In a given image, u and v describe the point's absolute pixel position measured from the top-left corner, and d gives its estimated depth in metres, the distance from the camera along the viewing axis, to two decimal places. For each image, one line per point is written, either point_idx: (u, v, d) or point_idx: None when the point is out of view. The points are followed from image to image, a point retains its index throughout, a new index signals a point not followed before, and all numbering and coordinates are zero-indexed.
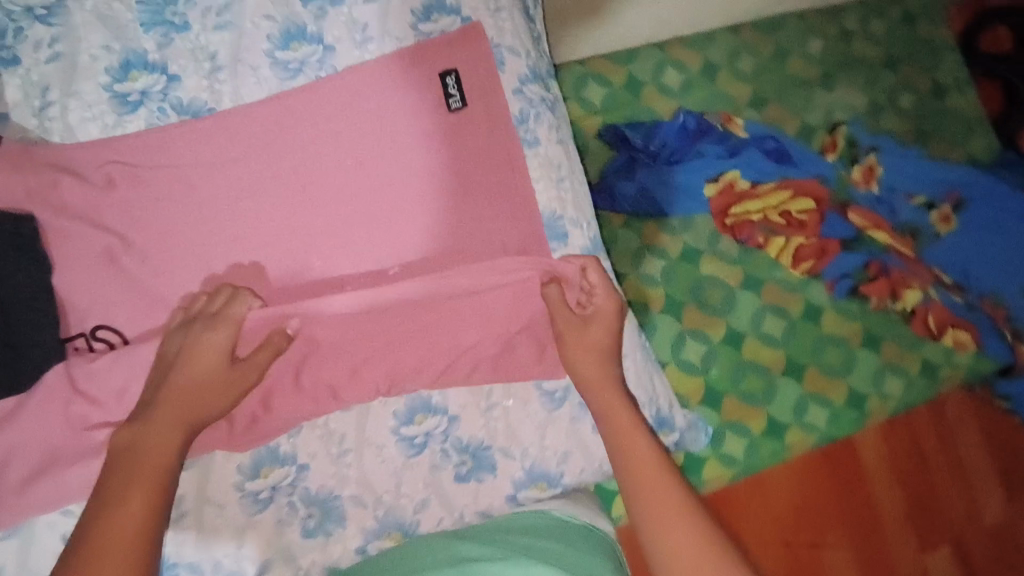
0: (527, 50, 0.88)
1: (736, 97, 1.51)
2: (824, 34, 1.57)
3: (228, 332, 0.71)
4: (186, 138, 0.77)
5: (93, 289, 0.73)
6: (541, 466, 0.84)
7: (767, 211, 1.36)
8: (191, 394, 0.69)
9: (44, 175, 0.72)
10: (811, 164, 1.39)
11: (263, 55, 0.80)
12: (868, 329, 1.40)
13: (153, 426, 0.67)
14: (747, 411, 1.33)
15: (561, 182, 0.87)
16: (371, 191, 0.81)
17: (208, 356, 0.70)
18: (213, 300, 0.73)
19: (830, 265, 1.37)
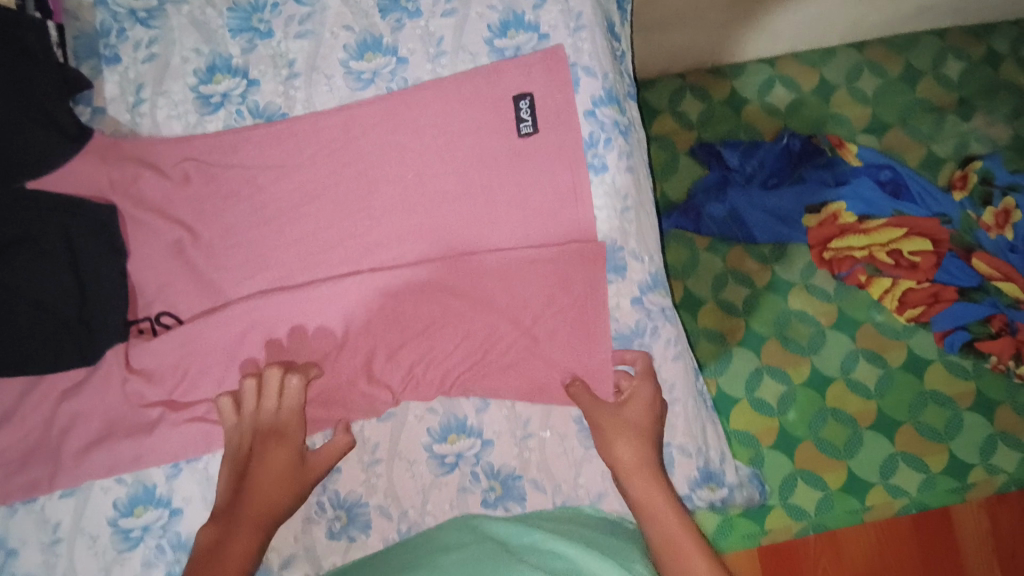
0: (605, 70, 0.83)
1: (850, 122, 1.38)
2: (966, 56, 1.40)
3: (287, 434, 0.72)
4: (259, 140, 0.79)
5: (161, 276, 0.77)
6: (574, 503, 0.79)
7: (873, 249, 1.23)
8: (263, 501, 0.70)
9: (126, 169, 0.76)
10: (933, 202, 1.25)
11: (337, 64, 0.81)
12: (980, 390, 1.24)
13: (229, 534, 0.68)
14: (825, 463, 1.21)
15: (626, 211, 0.82)
16: (430, 204, 0.80)
17: (276, 462, 0.71)
18: (269, 399, 0.73)
19: (944, 316, 1.21)
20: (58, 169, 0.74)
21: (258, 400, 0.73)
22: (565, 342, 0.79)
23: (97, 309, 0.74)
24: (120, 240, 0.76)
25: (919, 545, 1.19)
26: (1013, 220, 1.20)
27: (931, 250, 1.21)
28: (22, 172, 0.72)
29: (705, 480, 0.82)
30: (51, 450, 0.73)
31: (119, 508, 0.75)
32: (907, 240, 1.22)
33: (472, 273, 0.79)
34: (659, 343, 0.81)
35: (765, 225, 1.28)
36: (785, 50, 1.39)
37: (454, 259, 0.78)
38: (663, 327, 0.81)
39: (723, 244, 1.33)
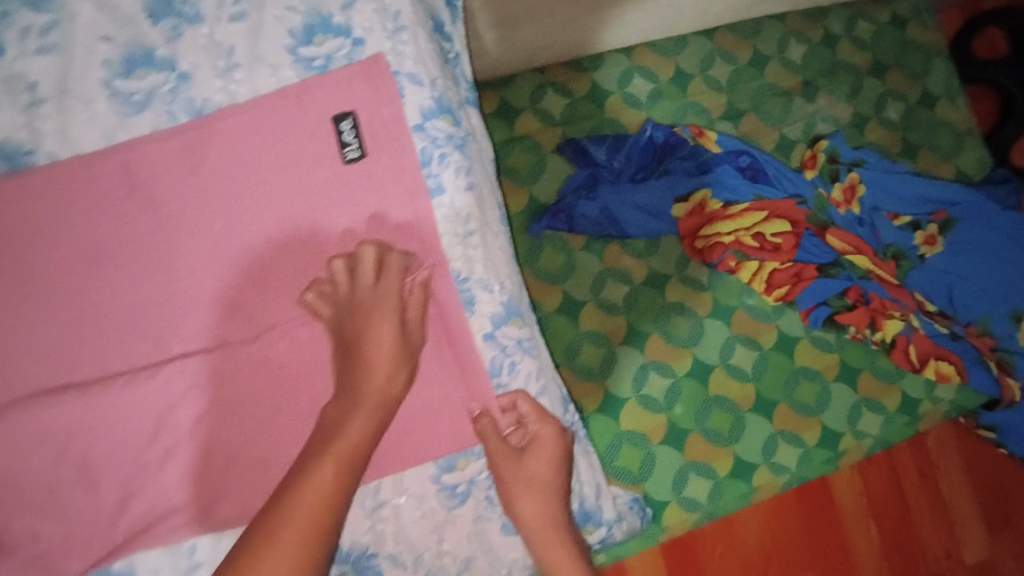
0: (432, 78, 0.73)
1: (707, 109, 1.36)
2: (803, 37, 1.41)
3: (383, 317, 0.66)
4: (3, 192, 0.63)
5: None
6: (438, 575, 0.71)
7: (740, 234, 1.22)
8: (371, 377, 0.64)
9: None
10: (791, 184, 1.26)
11: (98, 85, 0.66)
12: (843, 360, 1.25)
13: (346, 408, 0.63)
14: (713, 453, 1.18)
15: (469, 236, 0.73)
16: (243, 256, 0.68)
17: (373, 340, 0.65)
18: (368, 273, 0.67)
19: (806, 294, 1.21)
20: None
21: (362, 269, 0.67)
22: (412, 398, 0.70)
23: None
24: None
25: (806, 521, 1.23)
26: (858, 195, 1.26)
27: (790, 232, 1.22)
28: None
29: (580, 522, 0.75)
30: None
31: None
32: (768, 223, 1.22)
33: (306, 340, 0.68)
34: (519, 379, 0.73)
35: (636, 221, 1.23)
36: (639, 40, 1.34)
37: (285, 330, 0.67)
38: (522, 360, 0.73)
39: (598, 243, 1.24)
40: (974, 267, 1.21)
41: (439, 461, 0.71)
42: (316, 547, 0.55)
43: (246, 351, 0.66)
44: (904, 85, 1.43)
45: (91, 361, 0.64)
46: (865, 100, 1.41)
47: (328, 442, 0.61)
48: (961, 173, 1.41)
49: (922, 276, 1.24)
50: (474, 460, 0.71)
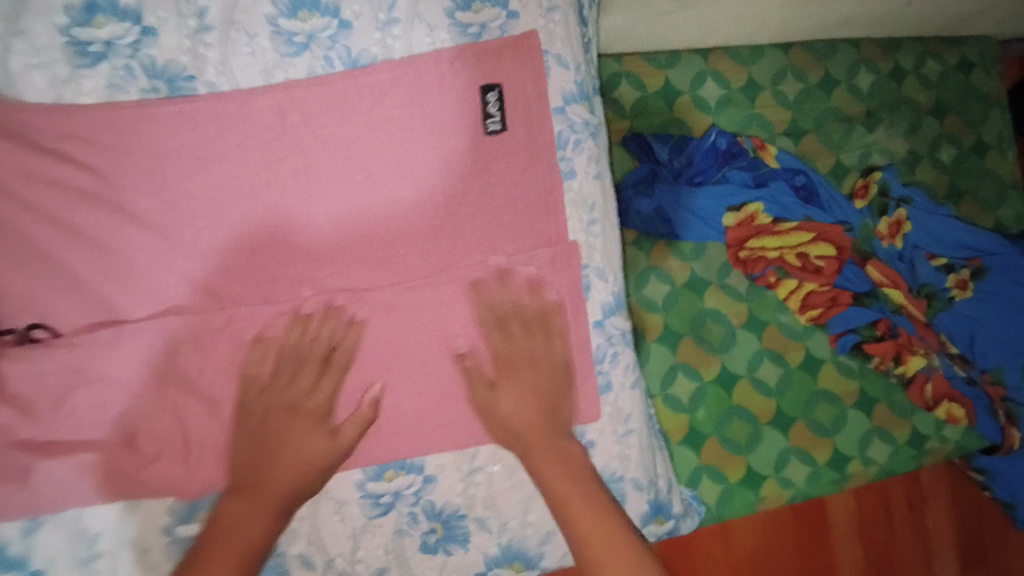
0: (577, 63, 0.75)
1: (769, 122, 1.24)
2: (874, 66, 1.29)
3: (531, 361, 0.70)
4: (160, 113, 0.63)
5: (33, 281, 0.61)
6: (521, 544, 0.73)
7: (785, 251, 1.13)
8: (530, 417, 0.68)
9: None
10: (841, 211, 1.16)
11: (263, 21, 0.66)
12: (863, 388, 1.15)
13: (241, 506, 0.60)
14: (728, 458, 1.07)
15: (592, 224, 0.75)
16: (377, 209, 0.69)
17: (520, 385, 0.68)
18: (518, 326, 0.70)
19: (838, 320, 1.12)
20: None
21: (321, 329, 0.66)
22: None
23: None
24: None
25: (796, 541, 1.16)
26: (903, 231, 1.15)
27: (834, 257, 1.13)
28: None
29: (654, 513, 0.77)
30: None
31: None
32: (814, 245, 1.13)
33: (430, 301, 0.70)
34: (618, 369, 0.76)
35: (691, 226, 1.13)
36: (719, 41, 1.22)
37: (415, 287, 0.69)
38: (623, 351, 0.76)
39: (648, 240, 1.17)
40: (1001, 317, 1.07)
41: None
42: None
43: (384, 307, 0.69)
44: (961, 130, 1.33)
45: (222, 289, 0.65)
46: (924, 138, 1.30)
47: (229, 546, 0.58)
48: (1000, 227, 1.31)
49: (950, 318, 1.10)
50: None
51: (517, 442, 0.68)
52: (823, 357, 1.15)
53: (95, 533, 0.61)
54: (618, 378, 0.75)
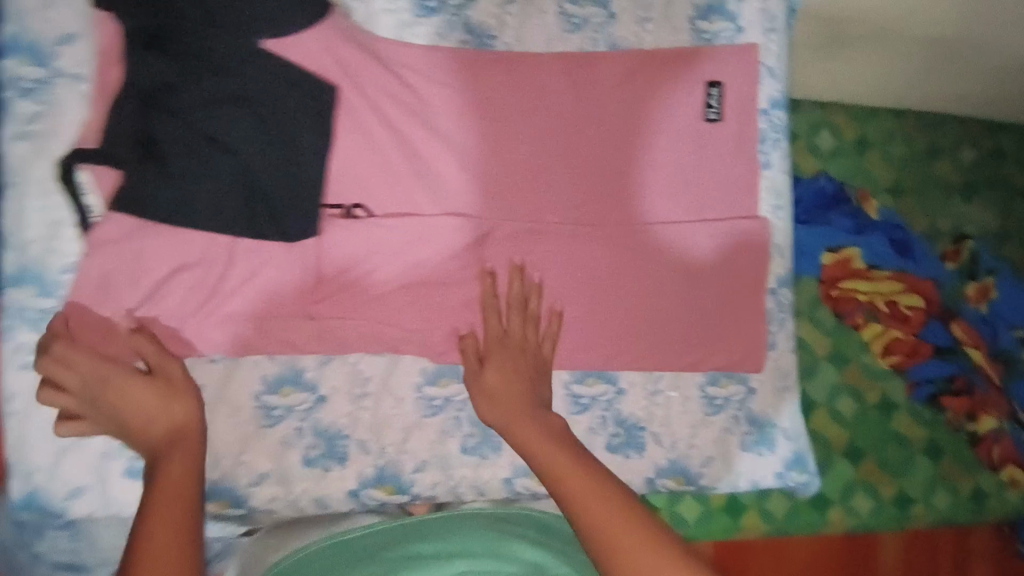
0: (784, 76, 0.90)
1: (875, 178, 1.31)
2: (978, 143, 1.35)
3: (521, 348, 0.76)
4: (473, 59, 0.80)
5: (360, 171, 0.76)
6: (686, 460, 0.85)
7: (877, 297, 1.16)
8: (514, 394, 0.72)
9: (349, 55, 0.75)
10: (932, 265, 1.18)
11: (553, 2, 0.83)
12: (932, 436, 1.23)
13: (120, 385, 0.63)
14: None
15: (777, 210, 0.90)
16: (615, 163, 0.84)
17: (506, 366, 0.74)
18: (515, 317, 0.77)
19: (920, 370, 1.18)
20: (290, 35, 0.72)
21: (508, 288, 0.78)
22: (709, 316, 0.86)
23: (300, 192, 0.72)
24: (330, 125, 0.74)
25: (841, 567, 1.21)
26: (991, 298, 1.19)
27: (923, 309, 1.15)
28: (259, 23, 0.69)
29: (794, 462, 0.89)
30: (229, 318, 0.73)
31: (265, 384, 0.75)
32: (906, 295, 1.15)
33: (651, 243, 0.85)
34: (783, 333, 0.89)
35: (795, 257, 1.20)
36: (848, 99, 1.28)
37: (637, 230, 0.84)
38: (788, 319, 0.90)
39: None
40: None
41: (708, 375, 0.87)
42: (181, 501, 0.56)
43: (613, 241, 0.84)
44: None
45: (487, 203, 0.81)
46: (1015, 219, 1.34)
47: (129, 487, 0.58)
48: None
49: None
50: (733, 383, 0.87)
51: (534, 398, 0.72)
52: (898, 402, 1.23)
53: (367, 377, 0.78)
54: (782, 340, 0.89)
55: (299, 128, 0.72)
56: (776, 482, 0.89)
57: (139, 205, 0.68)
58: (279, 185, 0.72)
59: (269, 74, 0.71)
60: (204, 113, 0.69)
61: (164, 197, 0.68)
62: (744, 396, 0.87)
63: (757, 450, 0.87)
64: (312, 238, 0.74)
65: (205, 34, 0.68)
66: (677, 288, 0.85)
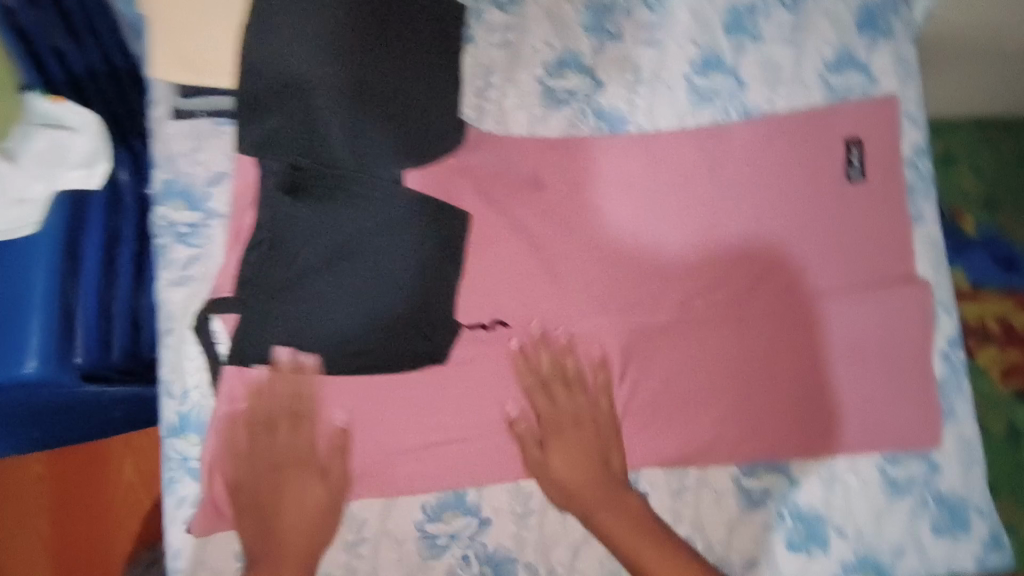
0: (925, 122, 0.85)
1: (965, 193, 1.08)
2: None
3: (576, 421, 0.72)
4: (605, 147, 0.77)
5: (508, 281, 0.75)
6: (875, 553, 0.76)
7: (986, 317, 1.00)
8: (585, 474, 0.70)
9: (489, 167, 0.75)
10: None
11: (681, 76, 0.81)
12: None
13: (303, 479, 0.67)
14: None
15: (939, 264, 0.83)
16: (754, 234, 0.79)
17: (568, 448, 0.70)
18: (559, 390, 0.73)
19: None
20: (426, 165, 0.71)
21: (541, 360, 0.74)
22: (875, 394, 0.79)
23: (433, 320, 0.71)
24: (461, 253, 0.73)
25: None
26: None
27: None
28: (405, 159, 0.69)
29: (994, 542, 0.78)
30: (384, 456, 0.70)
31: (426, 512, 0.70)
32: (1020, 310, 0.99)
33: (809, 318, 0.79)
34: (962, 400, 0.81)
35: None
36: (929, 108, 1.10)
37: (794, 306, 0.79)
38: (966, 383, 0.81)
39: None
40: None
41: (887, 454, 0.78)
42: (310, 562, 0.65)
43: (771, 316, 0.78)
44: None
45: (629, 289, 0.77)
46: None
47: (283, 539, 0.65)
48: None
49: None
50: (914, 460, 0.78)
51: (601, 477, 0.70)
52: None
53: (529, 493, 0.72)
54: (962, 407, 0.81)
55: (434, 261, 0.70)
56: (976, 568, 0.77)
57: (249, 351, 0.67)
58: (411, 320, 0.70)
59: (408, 218, 0.69)
60: (337, 264, 0.67)
61: (278, 338, 0.67)
62: (926, 473, 0.78)
63: (953, 533, 0.77)
64: (434, 364, 0.72)
65: (353, 182, 0.67)
66: (837, 364, 0.78)
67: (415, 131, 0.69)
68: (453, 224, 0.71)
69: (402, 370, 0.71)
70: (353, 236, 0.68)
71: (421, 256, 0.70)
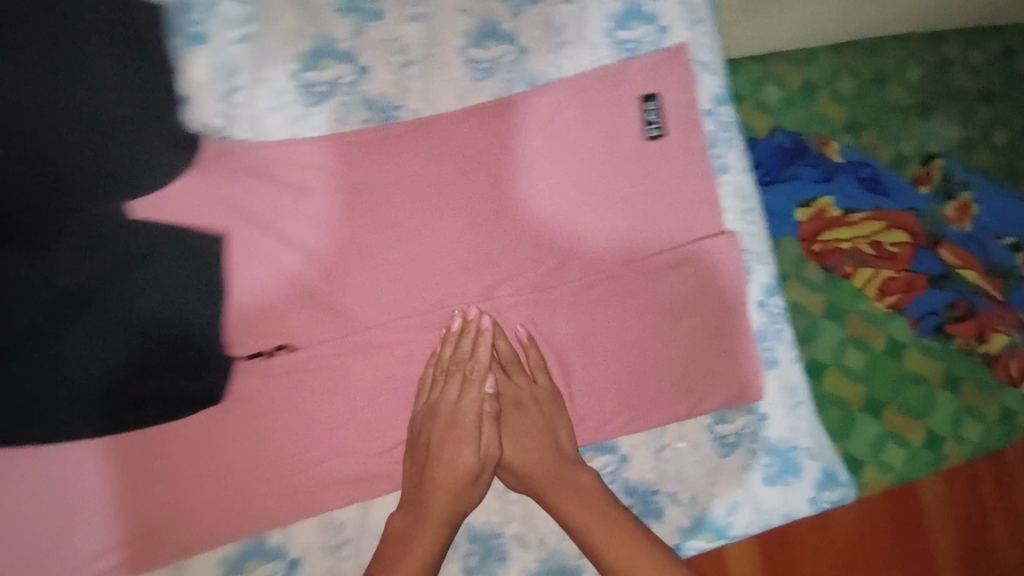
0: (721, 68, 0.82)
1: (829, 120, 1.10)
2: (922, 60, 1.14)
3: (518, 402, 0.70)
4: (378, 139, 0.71)
5: (285, 303, 0.68)
6: (711, 515, 0.77)
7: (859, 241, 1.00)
8: (540, 455, 0.69)
9: (241, 182, 0.67)
10: (906, 197, 1.02)
11: (455, 52, 0.74)
12: (947, 367, 1.04)
13: (446, 459, 0.66)
14: None
15: (748, 212, 0.82)
16: (555, 211, 0.75)
17: (513, 428, 0.69)
18: (498, 371, 0.70)
19: (918, 305, 1.01)
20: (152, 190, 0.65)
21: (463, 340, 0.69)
22: (695, 357, 0.77)
23: (190, 358, 0.65)
24: (220, 280, 0.66)
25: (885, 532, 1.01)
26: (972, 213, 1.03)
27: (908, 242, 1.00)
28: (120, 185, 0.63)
29: (827, 480, 0.80)
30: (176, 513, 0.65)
31: (227, 566, 0.66)
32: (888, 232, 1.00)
33: (620, 288, 0.76)
34: (783, 345, 0.81)
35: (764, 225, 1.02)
36: (778, 46, 1.09)
37: (605, 276, 0.76)
38: (785, 329, 0.81)
39: None
40: None
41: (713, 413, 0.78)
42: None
43: (581, 293, 0.75)
44: None
45: (430, 288, 0.72)
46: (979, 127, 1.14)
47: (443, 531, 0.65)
48: None
49: None
50: (742, 415, 0.78)
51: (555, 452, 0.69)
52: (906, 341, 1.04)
53: (341, 522, 0.68)
54: (783, 353, 0.81)
55: (177, 291, 0.65)
56: (812, 509, 0.79)
57: None
58: (161, 360, 0.64)
59: (134, 249, 0.64)
60: (64, 312, 0.62)
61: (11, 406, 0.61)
62: (754, 426, 0.79)
63: (785, 480, 0.79)
64: (209, 407, 0.66)
65: (61, 222, 0.62)
66: (653, 332, 0.76)
67: (122, 153, 0.63)
68: (198, 248, 0.66)
69: (171, 420, 0.65)
70: (80, 283, 0.62)
71: (159, 287, 0.64)
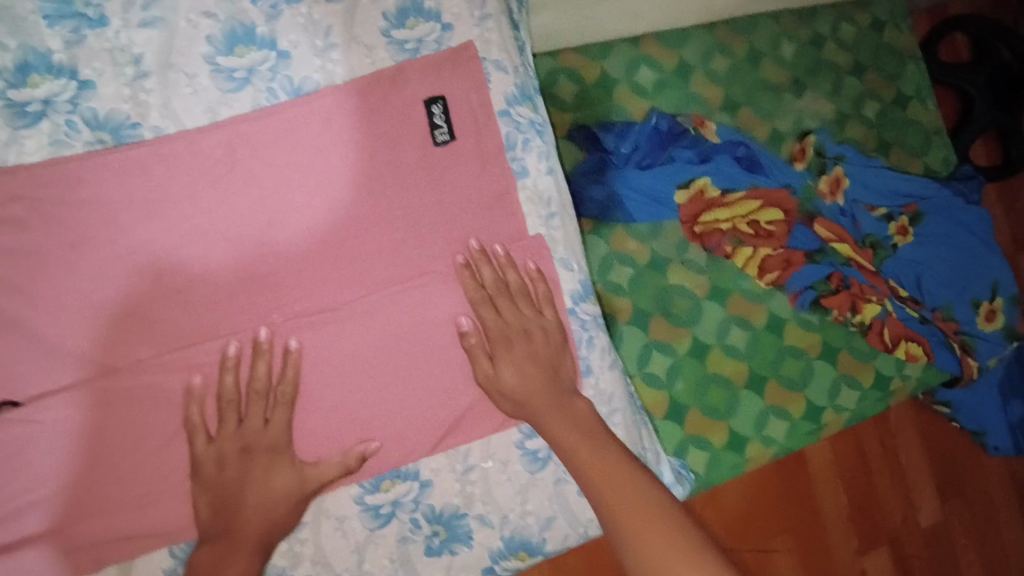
0: (515, 65, 0.78)
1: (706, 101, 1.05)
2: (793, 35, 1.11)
3: (525, 332, 0.72)
4: (108, 162, 0.65)
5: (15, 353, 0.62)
6: (522, 533, 0.75)
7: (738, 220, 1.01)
8: (535, 388, 0.70)
9: None
10: (783, 174, 1.04)
11: (200, 60, 0.67)
12: (828, 341, 1.03)
13: (268, 468, 0.64)
14: (710, 427, 0.97)
15: (551, 217, 0.79)
16: (331, 228, 0.70)
17: (518, 358, 0.71)
18: (506, 302, 0.72)
19: (797, 279, 1.02)
20: None
21: (487, 274, 0.73)
22: None
23: None
24: None
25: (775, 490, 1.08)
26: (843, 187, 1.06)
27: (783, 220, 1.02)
28: None
29: None
30: None
31: None
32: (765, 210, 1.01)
33: (410, 305, 0.71)
34: (596, 352, 0.79)
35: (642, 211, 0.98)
36: (649, 26, 1.03)
37: (391, 293, 0.71)
38: (597, 335, 0.79)
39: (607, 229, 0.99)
40: (943, 257, 1.06)
41: (520, 427, 0.75)
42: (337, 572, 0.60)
43: (366, 314, 0.70)
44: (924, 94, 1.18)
45: (187, 323, 0.66)
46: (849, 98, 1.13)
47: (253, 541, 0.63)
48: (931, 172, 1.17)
49: (896, 263, 1.06)
50: None
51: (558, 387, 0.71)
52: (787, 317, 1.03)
53: None
54: (596, 360, 0.79)
55: None
56: None
57: None
58: None
59: None
60: None
61: None
62: None
63: None
64: None
65: None
66: (450, 349, 0.72)
67: None
68: None
69: None
70: None
71: None
